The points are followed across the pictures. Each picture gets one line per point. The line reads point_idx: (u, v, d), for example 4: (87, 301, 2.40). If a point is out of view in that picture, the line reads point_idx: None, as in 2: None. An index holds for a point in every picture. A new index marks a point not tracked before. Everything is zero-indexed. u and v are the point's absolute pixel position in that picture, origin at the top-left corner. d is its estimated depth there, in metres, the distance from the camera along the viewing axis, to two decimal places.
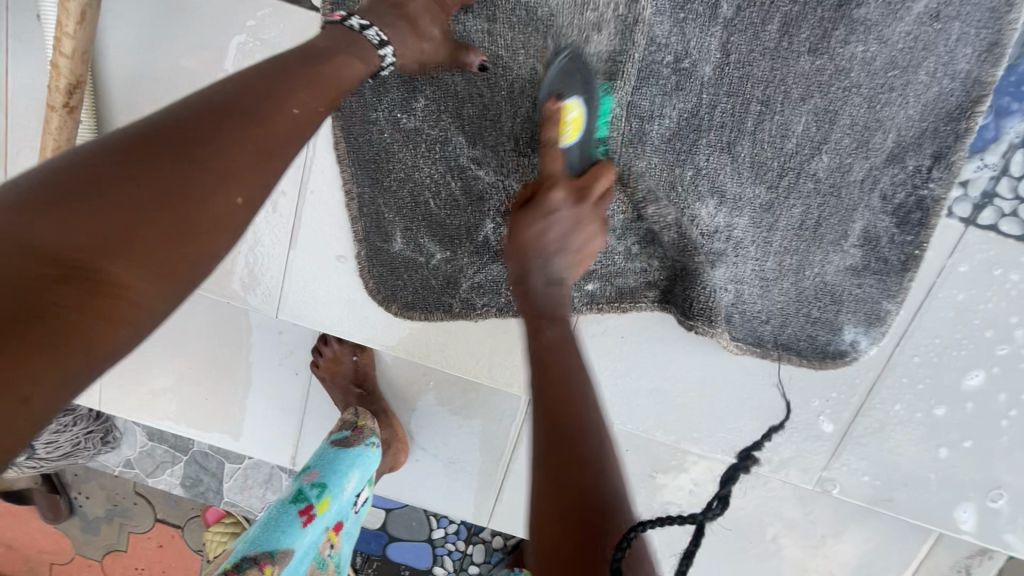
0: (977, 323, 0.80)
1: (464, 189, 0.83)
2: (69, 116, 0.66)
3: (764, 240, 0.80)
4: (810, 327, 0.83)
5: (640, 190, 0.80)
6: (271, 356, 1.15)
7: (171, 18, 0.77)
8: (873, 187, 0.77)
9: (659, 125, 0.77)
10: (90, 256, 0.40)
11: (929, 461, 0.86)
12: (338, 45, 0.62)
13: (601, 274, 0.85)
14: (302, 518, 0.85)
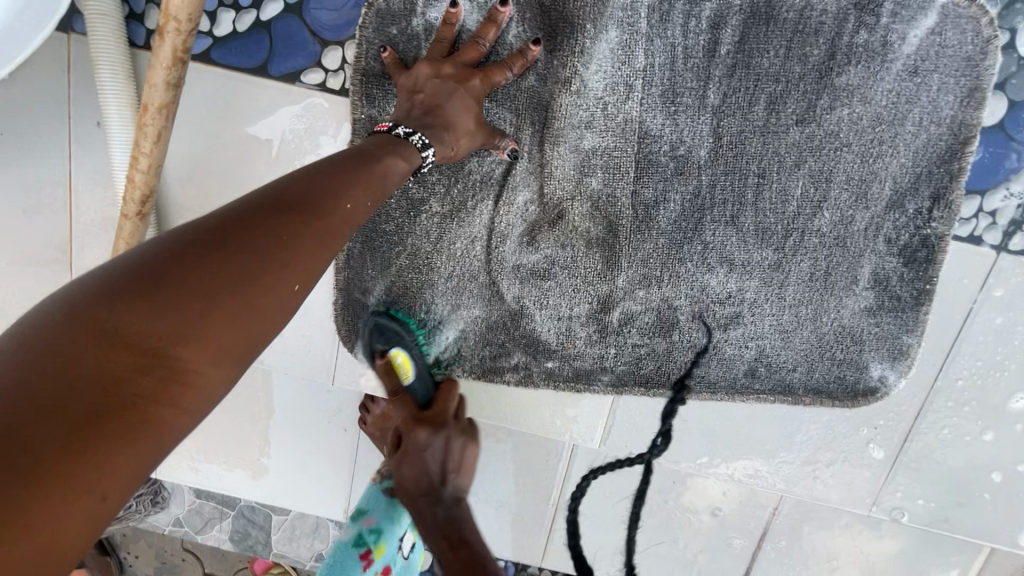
0: (1016, 345, 0.82)
1: (486, 268, 0.86)
2: (141, 223, 0.70)
3: (778, 297, 0.83)
4: (838, 369, 0.84)
5: (652, 269, 0.83)
6: (318, 414, 1.18)
7: (222, 113, 0.81)
8: (877, 234, 0.80)
9: (664, 210, 0.81)
10: (156, 345, 0.38)
11: (980, 479, 0.88)
12: (382, 146, 0.63)
13: (627, 345, 0.87)
14: (362, 562, 0.90)
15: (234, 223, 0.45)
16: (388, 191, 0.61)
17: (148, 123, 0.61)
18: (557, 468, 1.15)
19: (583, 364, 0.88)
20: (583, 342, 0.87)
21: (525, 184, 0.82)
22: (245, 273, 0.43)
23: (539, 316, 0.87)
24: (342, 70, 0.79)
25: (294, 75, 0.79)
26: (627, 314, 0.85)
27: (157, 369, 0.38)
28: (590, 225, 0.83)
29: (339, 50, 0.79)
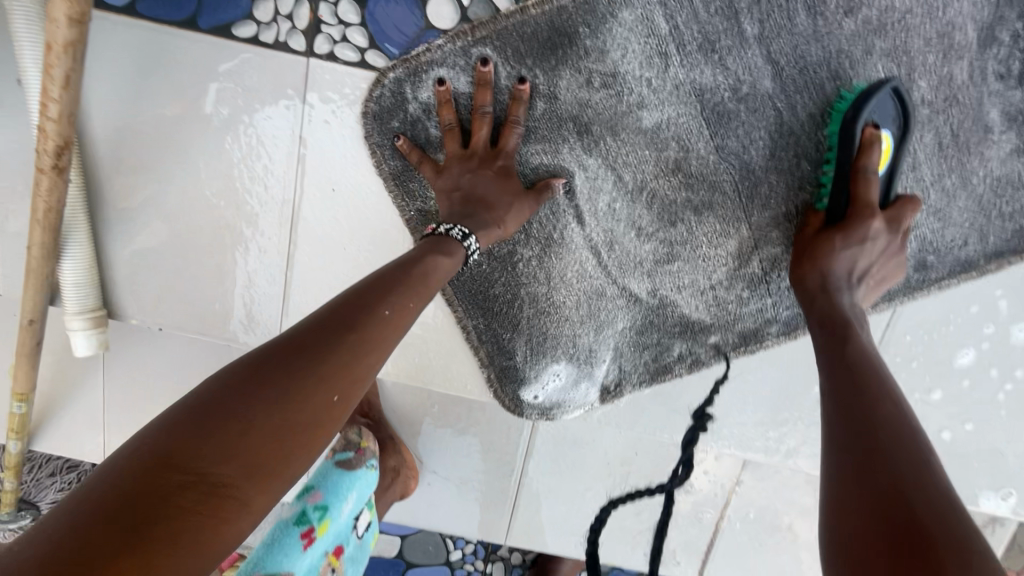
0: (963, 299, 0.82)
1: (651, 223, 0.82)
2: (59, 177, 0.67)
3: (916, 175, 0.78)
4: (1006, 224, 0.79)
5: (777, 205, 0.80)
6: None
7: (150, 69, 0.77)
8: (984, 75, 0.74)
9: (756, 151, 0.77)
10: (200, 465, 0.39)
11: (931, 436, 0.88)
12: (426, 245, 0.69)
13: (784, 290, 0.83)
14: (303, 540, 0.83)
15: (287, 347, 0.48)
16: (433, 290, 0.64)
17: (52, 65, 0.57)
18: (517, 443, 1.14)
19: (747, 324, 0.86)
20: (735, 304, 0.85)
21: (585, 162, 0.79)
22: (291, 392, 0.45)
23: (718, 260, 0.83)
24: (275, 23, 0.76)
25: (226, 28, 0.76)
26: None
27: (201, 488, 0.39)
28: (688, 195, 0.80)
29: (271, 1, 0.75)
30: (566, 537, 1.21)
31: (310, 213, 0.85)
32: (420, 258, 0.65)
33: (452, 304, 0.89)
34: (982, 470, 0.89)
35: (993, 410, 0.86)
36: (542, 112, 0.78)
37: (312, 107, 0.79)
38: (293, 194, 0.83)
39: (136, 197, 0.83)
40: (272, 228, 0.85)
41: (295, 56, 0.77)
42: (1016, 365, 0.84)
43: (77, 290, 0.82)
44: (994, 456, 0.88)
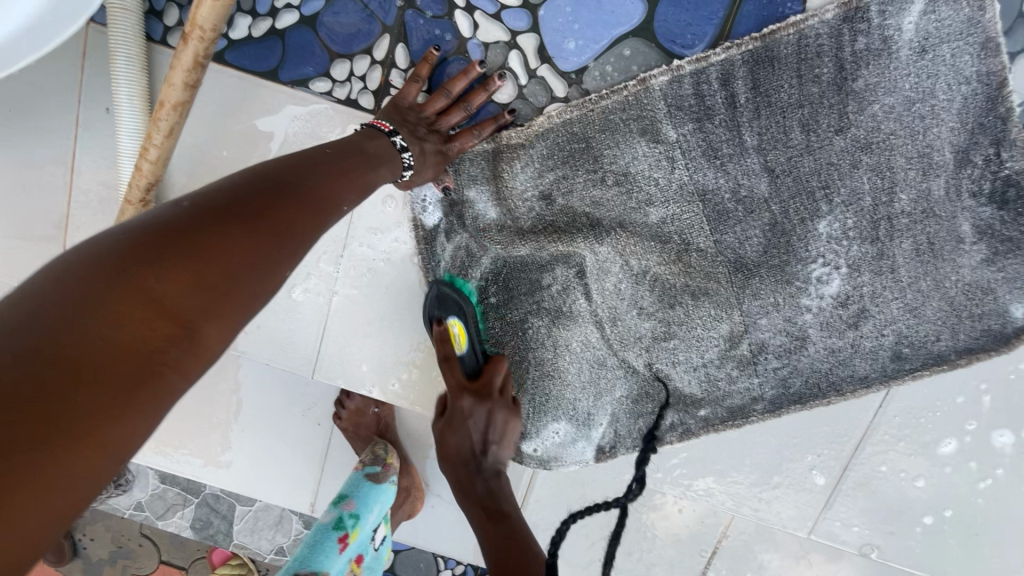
0: (948, 391, 0.90)
1: (652, 302, 0.89)
2: (143, 209, 0.74)
3: (895, 280, 0.85)
4: (979, 324, 0.85)
5: (767, 295, 0.87)
6: (294, 407, 1.20)
7: (230, 111, 0.85)
8: (959, 193, 0.82)
9: (749, 247, 0.85)
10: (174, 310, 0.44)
11: (910, 512, 0.95)
12: (382, 153, 0.73)
13: (769, 371, 0.90)
14: (339, 545, 0.98)
15: (230, 226, 0.50)
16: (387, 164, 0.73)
17: (161, 118, 0.65)
18: None
19: (734, 401, 0.91)
20: (724, 381, 0.91)
21: (594, 251, 0.87)
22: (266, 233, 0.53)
23: (709, 338, 0.90)
24: (349, 82, 0.84)
25: (303, 81, 0.84)
26: (801, 332, 0.88)
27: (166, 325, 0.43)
28: (685, 281, 0.87)
29: (347, 63, 0.83)
30: None
31: (359, 252, 0.92)
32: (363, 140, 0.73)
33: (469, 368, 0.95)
34: (956, 549, 0.95)
35: (969, 494, 0.92)
36: (561, 205, 0.86)
37: None
38: (344, 233, 0.91)
39: None
40: (321, 262, 0.92)
41: (364, 113, 0.84)
42: (993, 458, 0.91)
43: None
44: (968, 537, 0.94)
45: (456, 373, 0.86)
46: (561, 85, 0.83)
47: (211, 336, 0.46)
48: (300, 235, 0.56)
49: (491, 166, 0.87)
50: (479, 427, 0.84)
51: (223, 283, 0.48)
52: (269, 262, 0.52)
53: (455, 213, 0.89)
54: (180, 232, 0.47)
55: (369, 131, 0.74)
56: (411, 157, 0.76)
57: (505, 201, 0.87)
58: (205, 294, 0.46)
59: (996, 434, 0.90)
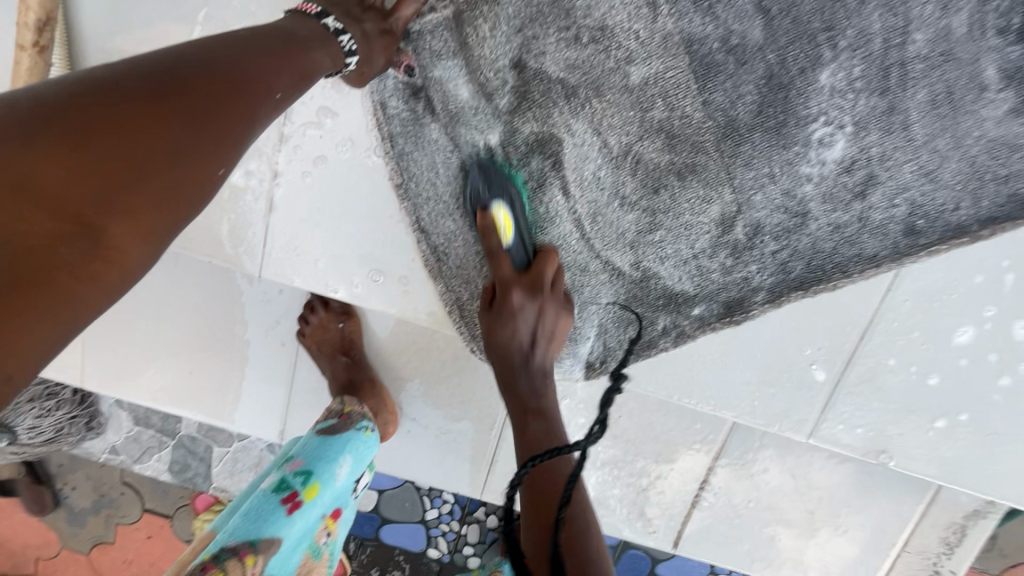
0: (965, 270, 0.80)
1: (638, 182, 0.79)
2: (40, 56, 0.65)
3: (908, 140, 0.75)
4: (1003, 188, 0.75)
5: (761, 165, 0.77)
6: (255, 327, 1.12)
7: None
8: (984, 30, 0.71)
9: (742, 108, 0.75)
10: (72, 208, 0.41)
11: (922, 414, 0.86)
12: (311, 41, 0.62)
13: (766, 257, 0.81)
14: (285, 506, 0.85)
15: (137, 113, 0.45)
16: (318, 52, 0.62)
17: None
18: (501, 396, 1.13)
19: (731, 294, 0.83)
20: (718, 273, 0.82)
21: (572, 128, 0.77)
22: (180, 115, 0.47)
23: (700, 223, 0.80)
24: None
25: None
26: (800, 207, 0.78)
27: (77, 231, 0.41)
28: (670, 158, 0.78)
29: None
30: None
31: (302, 131, 0.82)
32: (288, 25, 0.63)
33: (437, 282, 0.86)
34: (972, 452, 0.86)
35: (988, 389, 0.83)
36: (536, 73, 0.76)
37: None
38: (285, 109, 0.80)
39: None
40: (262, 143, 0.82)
41: None
42: (1014, 353, 0.82)
43: None
44: (986, 437, 0.85)
45: (506, 266, 0.77)
46: None
47: (124, 238, 0.44)
48: (234, 127, 0.51)
49: (450, 33, 0.76)
50: (528, 322, 0.77)
51: (137, 181, 0.45)
52: (190, 155, 0.48)
53: (422, 97, 0.79)
54: (85, 122, 0.43)
55: (295, 15, 0.65)
56: (353, 42, 0.67)
57: (472, 74, 0.77)
58: (109, 191, 0.43)
59: (1019, 324, 0.80)
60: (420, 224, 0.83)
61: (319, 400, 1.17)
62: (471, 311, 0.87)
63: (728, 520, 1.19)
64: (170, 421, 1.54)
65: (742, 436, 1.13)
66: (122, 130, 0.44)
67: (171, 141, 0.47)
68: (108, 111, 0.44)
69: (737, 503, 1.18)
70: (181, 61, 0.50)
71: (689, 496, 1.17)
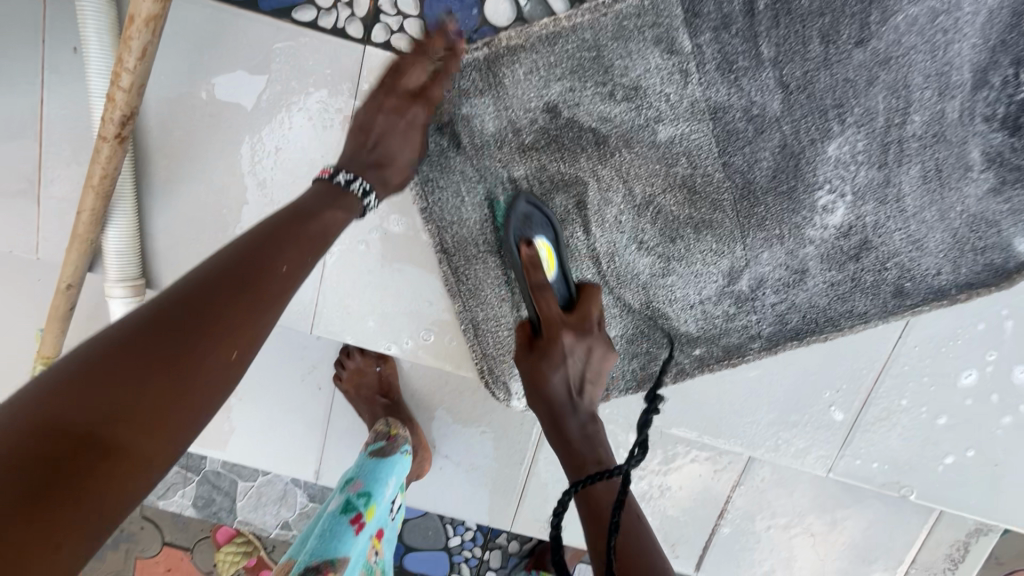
0: (969, 319, 0.87)
1: (656, 233, 0.85)
2: (119, 146, 0.69)
3: (901, 210, 0.82)
4: (981, 257, 0.83)
5: (771, 225, 0.83)
6: (293, 372, 1.16)
7: (207, 47, 0.79)
8: (972, 117, 0.79)
9: (759, 171, 0.81)
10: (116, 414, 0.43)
11: (933, 449, 0.93)
12: (318, 201, 0.69)
13: (766, 308, 0.87)
14: (353, 526, 0.92)
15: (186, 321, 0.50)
16: (343, 210, 0.69)
17: (132, 36, 0.60)
18: (531, 433, 1.19)
19: (731, 339, 0.89)
20: (722, 319, 0.88)
21: (596, 172, 0.82)
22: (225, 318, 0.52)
23: (710, 272, 0.86)
24: (335, 10, 0.78)
25: (285, 11, 0.78)
26: (801, 262, 0.85)
27: (116, 432, 0.43)
28: (689, 212, 0.83)
29: None
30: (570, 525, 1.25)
31: None
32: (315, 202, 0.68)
33: (456, 301, 0.89)
34: (978, 483, 0.93)
35: (991, 426, 0.91)
36: (566, 123, 0.81)
37: (363, 91, 0.81)
38: None
39: (179, 169, 0.84)
40: None
41: (353, 43, 0.79)
42: (1014, 395, 0.89)
43: (120, 259, 0.83)
44: (990, 469, 0.93)
45: (552, 304, 0.78)
46: (559, 4, 0.77)
47: (161, 435, 0.45)
48: (247, 313, 0.54)
49: (489, 71, 0.79)
50: (578, 365, 0.76)
51: (183, 378, 0.47)
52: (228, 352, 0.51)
53: (446, 131, 0.82)
54: (143, 340, 0.47)
55: (316, 190, 0.70)
56: (364, 183, 0.72)
57: (500, 111, 0.80)
58: (140, 391, 0.45)
59: (1018, 369, 0.88)
60: (456, 276, 0.87)
61: (353, 440, 1.22)
62: (496, 360, 0.91)
63: (745, 544, 1.25)
64: (195, 457, 1.56)
65: (759, 466, 1.20)
66: (176, 337, 0.49)
67: (190, 335, 0.49)
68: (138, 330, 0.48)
69: (754, 528, 1.24)
70: (204, 273, 0.55)
71: (709, 523, 1.23)
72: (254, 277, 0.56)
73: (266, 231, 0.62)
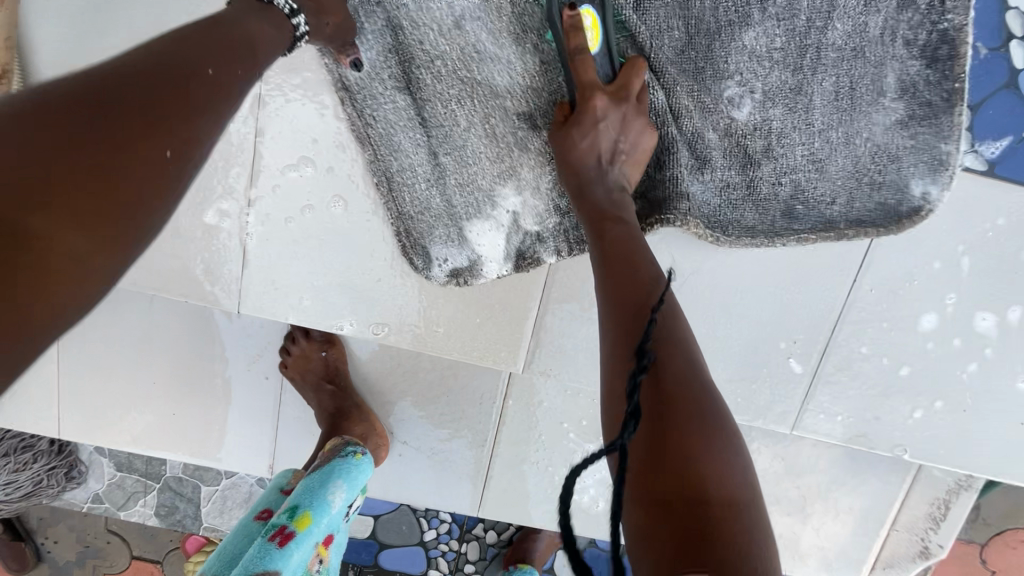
0: (924, 257, 0.83)
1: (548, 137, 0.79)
2: None
3: (805, 123, 0.78)
4: (876, 194, 0.80)
5: (673, 85, 0.76)
6: (238, 362, 1.11)
7: (102, 7, 0.74)
8: (893, 37, 0.75)
9: (668, 47, 0.75)
10: (8, 214, 0.34)
11: (901, 398, 0.89)
12: (251, 22, 0.57)
13: (667, 153, 0.80)
14: (277, 540, 0.83)
15: (92, 111, 0.39)
16: (282, 42, 0.59)
17: None
18: (491, 411, 1.13)
19: None
20: None
21: (511, 63, 0.75)
22: (137, 113, 0.42)
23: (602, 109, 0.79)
24: None
25: None
26: (703, 156, 0.79)
27: (6, 235, 0.34)
28: None
29: None
30: (540, 507, 1.20)
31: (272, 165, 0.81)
32: (250, 23, 0.56)
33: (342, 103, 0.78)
34: (951, 433, 0.89)
35: (957, 372, 0.87)
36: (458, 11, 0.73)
37: None
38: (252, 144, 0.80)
39: None
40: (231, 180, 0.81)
41: None
42: (978, 338, 0.86)
43: None
44: (961, 417, 0.89)
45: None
46: None
47: (72, 241, 0.36)
48: (184, 113, 0.45)
49: None
50: (613, 126, 0.70)
51: (97, 162, 0.38)
52: (137, 141, 0.41)
53: None
54: (26, 117, 0.37)
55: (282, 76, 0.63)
56: None
57: None
58: (31, 181, 0.35)
59: (979, 314, 0.85)
60: (364, 118, 0.78)
61: (307, 431, 1.16)
62: (415, 220, 0.83)
63: None
64: (154, 463, 1.49)
65: None
66: (68, 119, 0.38)
67: (102, 125, 0.39)
68: (24, 111, 0.37)
69: None
70: (104, 69, 0.43)
71: None
72: (170, 74, 0.45)
73: (171, 40, 0.48)
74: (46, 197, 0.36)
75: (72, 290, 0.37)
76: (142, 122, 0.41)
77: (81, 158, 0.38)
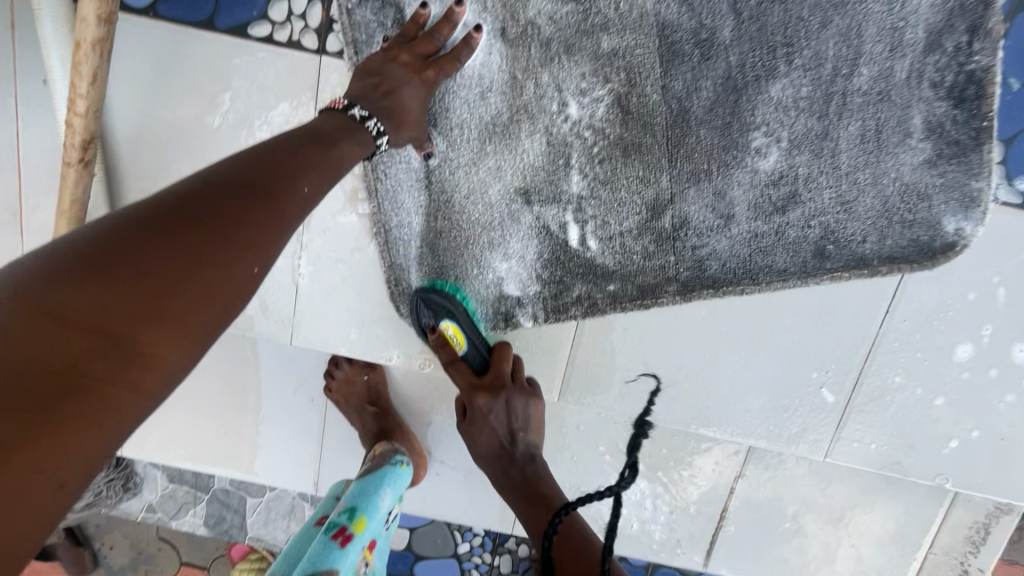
0: (958, 288, 0.84)
1: (586, 187, 0.83)
2: (85, 171, 0.71)
3: (832, 166, 0.80)
4: (908, 232, 0.81)
5: (700, 134, 0.80)
6: (285, 384, 1.17)
7: (170, 68, 0.81)
8: (920, 80, 0.77)
9: (696, 99, 0.79)
10: (123, 329, 0.40)
11: (936, 428, 0.89)
12: (333, 127, 0.65)
13: (692, 193, 0.83)
14: (338, 540, 0.89)
15: (198, 230, 0.46)
16: (355, 146, 0.65)
17: (82, 61, 0.63)
18: None
19: (647, 278, 0.86)
20: (639, 255, 0.85)
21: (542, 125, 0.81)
22: (229, 234, 0.48)
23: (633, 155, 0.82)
24: (290, 22, 0.80)
25: (243, 28, 0.80)
26: (728, 206, 0.82)
27: (116, 349, 0.40)
28: (621, 132, 0.81)
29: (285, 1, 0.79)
30: None
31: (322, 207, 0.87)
32: (331, 130, 0.64)
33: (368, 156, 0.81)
34: (988, 462, 0.89)
35: (993, 402, 0.87)
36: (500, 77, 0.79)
37: (323, 100, 0.82)
38: None
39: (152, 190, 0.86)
40: None
41: (309, 55, 0.80)
42: (1015, 369, 0.86)
43: None
44: (999, 447, 0.89)
45: None
46: None
47: (165, 345, 0.42)
48: (267, 224, 0.51)
49: None
50: None
51: (185, 288, 0.44)
52: (228, 254, 0.47)
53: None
54: (145, 239, 0.44)
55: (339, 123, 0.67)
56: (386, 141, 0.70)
57: None
58: (134, 303, 0.41)
59: (1017, 345, 0.85)
60: (376, 172, 0.82)
61: (350, 450, 1.22)
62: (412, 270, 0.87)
63: (755, 536, 1.21)
64: (203, 475, 1.57)
65: (762, 454, 1.16)
66: (175, 239, 0.45)
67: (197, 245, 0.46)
68: (147, 233, 0.44)
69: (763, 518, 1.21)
70: (205, 179, 0.50)
71: (715, 516, 1.20)
72: (258, 187, 0.52)
73: (263, 152, 0.57)
74: (152, 316, 0.42)
75: (158, 380, 0.42)
76: (226, 252, 0.47)
77: (179, 265, 0.44)
